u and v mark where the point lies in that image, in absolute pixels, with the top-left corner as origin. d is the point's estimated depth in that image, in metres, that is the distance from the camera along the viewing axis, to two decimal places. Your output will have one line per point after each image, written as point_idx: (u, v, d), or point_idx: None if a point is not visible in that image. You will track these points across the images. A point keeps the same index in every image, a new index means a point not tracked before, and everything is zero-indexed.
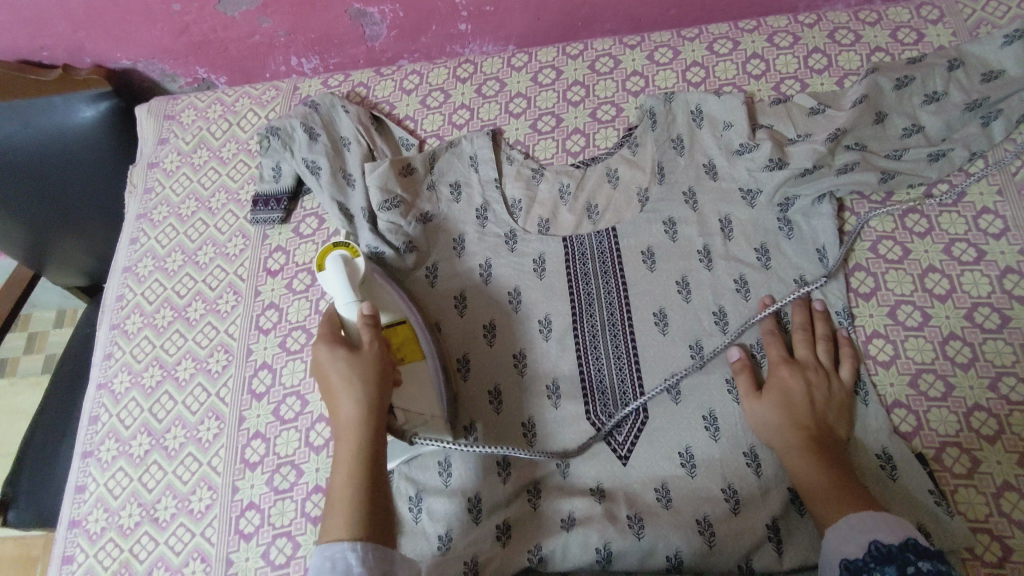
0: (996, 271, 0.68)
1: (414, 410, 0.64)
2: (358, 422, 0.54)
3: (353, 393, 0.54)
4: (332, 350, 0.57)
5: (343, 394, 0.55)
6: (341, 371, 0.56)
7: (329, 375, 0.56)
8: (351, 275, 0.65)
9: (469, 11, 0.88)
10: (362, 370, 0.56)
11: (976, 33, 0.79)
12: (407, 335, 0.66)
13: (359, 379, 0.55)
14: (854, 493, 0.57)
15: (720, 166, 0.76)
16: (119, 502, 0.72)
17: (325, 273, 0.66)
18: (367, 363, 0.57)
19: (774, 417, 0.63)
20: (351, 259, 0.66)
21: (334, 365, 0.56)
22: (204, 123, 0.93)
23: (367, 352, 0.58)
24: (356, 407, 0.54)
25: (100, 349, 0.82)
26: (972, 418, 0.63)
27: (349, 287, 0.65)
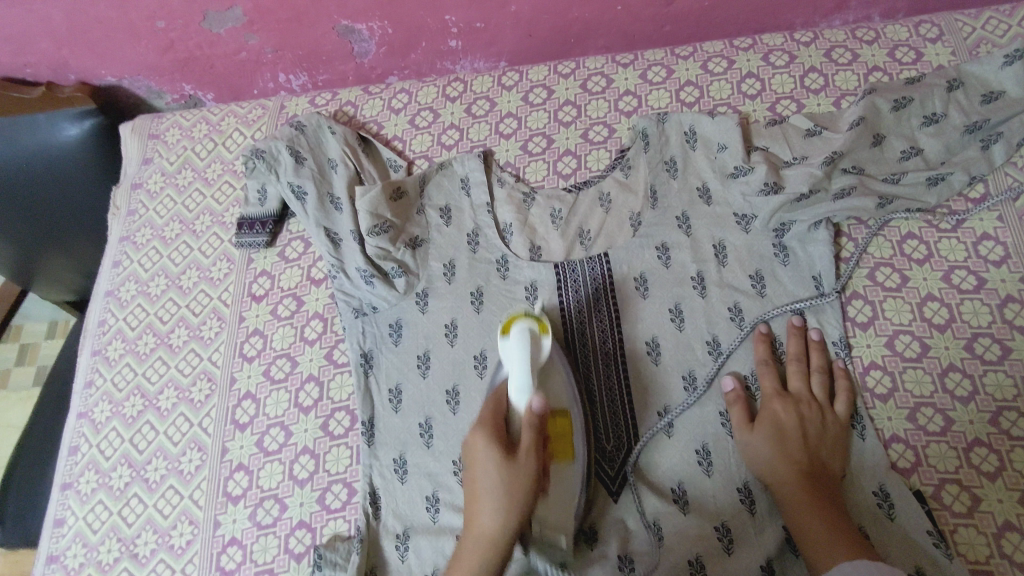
0: (997, 300, 0.67)
1: (552, 520, 0.58)
2: (491, 549, 0.49)
3: (495, 511, 0.50)
4: (488, 448, 0.52)
5: (483, 512, 0.50)
6: (490, 480, 0.51)
7: (477, 480, 0.51)
8: (532, 355, 0.58)
9: (459, 28, 0.86)
10: (511, 485, 0.50)
11: (976, 52, 0.77)
12: (564, 430, 0.60)
13: (504, 494, 0.50)
14: (843, 534, 0.55)
15: (714, 190, 0.74)
16: (99, 537, 0.70)
17: (508, 342, 0.60)
18: (519, 483, 0.50)
19: (767, 450, 0.61)
20: (538, 333, 0.60)
21: (486, 467, 0.51)
22: (188, 143, 0.92)
23: (524, 471, 0.51)
24: (497, 533, 0.49)
25: (80, 378, 0.80)
26: (973, 454, 0.61)
27: (528, 375, 0.57)
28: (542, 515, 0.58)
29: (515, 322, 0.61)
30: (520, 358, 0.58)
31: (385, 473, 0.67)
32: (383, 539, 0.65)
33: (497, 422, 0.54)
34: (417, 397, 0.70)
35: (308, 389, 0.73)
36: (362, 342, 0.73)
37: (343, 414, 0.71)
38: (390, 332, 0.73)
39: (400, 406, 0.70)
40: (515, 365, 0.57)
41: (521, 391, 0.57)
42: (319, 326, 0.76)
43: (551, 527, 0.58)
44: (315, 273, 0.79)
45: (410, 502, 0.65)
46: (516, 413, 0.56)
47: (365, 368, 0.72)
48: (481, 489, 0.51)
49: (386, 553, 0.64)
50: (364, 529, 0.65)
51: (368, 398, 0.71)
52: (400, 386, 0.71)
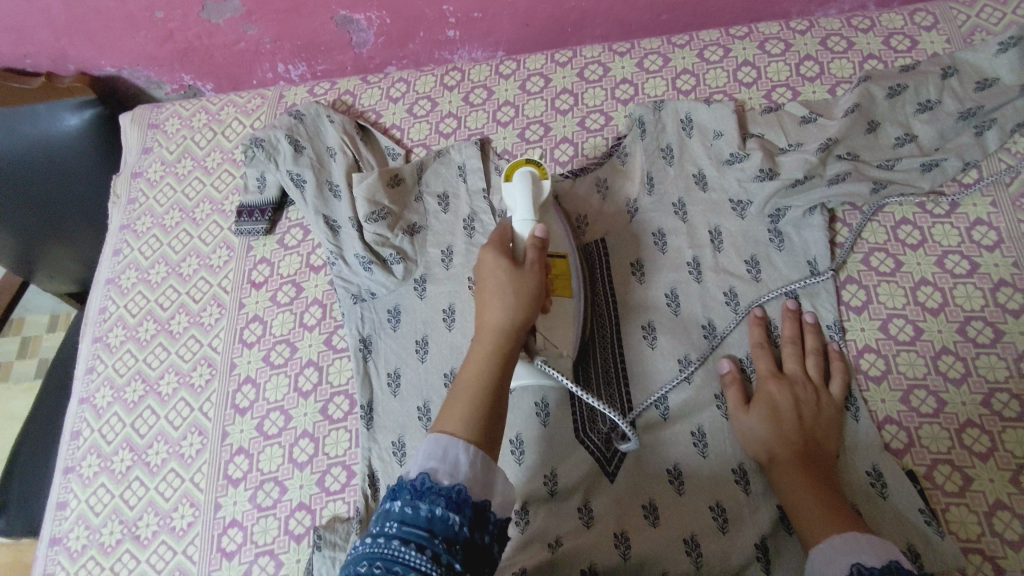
0: (990, 284, 0.67)
1: (553, 338, 0.66)
2: (501, 333, 0.54)
3: (506, 304, 0.55)
4: (496, 258, 0.58)
5: (491, 307, 0.55)
6: (499, 281, 0.56)
7: (486, 281, 0.57)
8: (534, 194, 0.66)
9: (456, 18, 0.87)
10: (519, 284, 0.56)
11: (970, 40, 0.77)
12: (562, 270, 0.68)
13: (514, 291, 0.55)
14: (838, 512, 0.55)
15: (710, 177, 0.75)
16: (101, 519, 0.71)
17: (512, 186, 0.68)
18: (525, 285, 0.56)
19: (762, 430, 0.62)
20: (539, 176, 0.68)
21: (495, 274, 0.57)
22: (188, 132, 0.92)
23: (528, 278, 0.57)
24: (507, 321, 0.54)
25: (82, 364, 0.81)
26: (965, 435, 0.62)
27: (530, 208, 0.65)
28: (546, 333, 0.65)
29: (517, 167, 0.69)
30: (524, 196, 0.66)
31: (384, 456, 0.68)
32: None
33: (503, 239, 0.61)
34: (416, 381, 0.70)
35: (307, 374, 0.74)
36: (361, 328, 0.74)
37: (343, 398, 0.72)
38: (388, 317, 0.74)
39: (399, 390, 0.71)
40: (519, 202, 0.65)
41: (524, 219, 0.64)
42: (318, 312, 0.77)
43: (551, 341, 0.65)
44: (314, 259, 0.80)
45: None
46: (519, 239, 0.63)
47: (364, 353, 0.73)
48: (492, 287, 0.56)
49: None
50: (363, 510, 0.65)
51: (366, 382, 0.71)
52: (399, 370, 0.71)
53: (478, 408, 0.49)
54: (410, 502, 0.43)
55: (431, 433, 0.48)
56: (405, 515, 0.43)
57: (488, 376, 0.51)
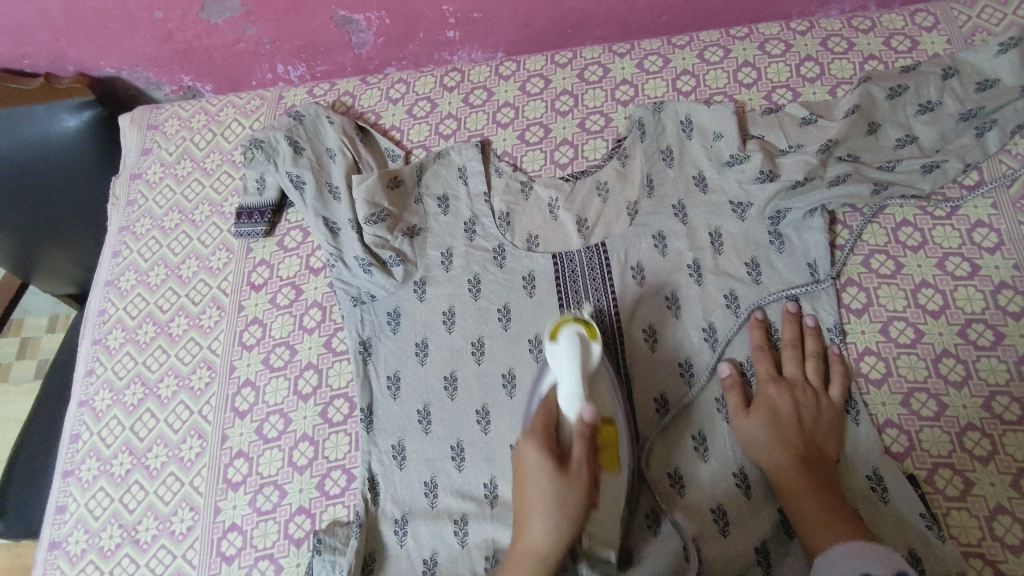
0: (990, 286, 0.67)
1: (598, 532, 0.57)
2: (538, 563, 0.49)
3: (546, 525, 0.49)
4: (539, 465, 0.51)
5: (536, 527, 0.50)
6: (543, 503, 0.50)
7: (528, 496, 0.51)
8: (583, 364, 0.56)
9: (456, 18, 0.86)
10: (562, 503, 0.49)
11: (971, 40, 0.77)
12: (610, 438, 0.58)
13: (556, 514, 0.49)
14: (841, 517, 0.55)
15: (710, 179, 0.75)
16: (100, 523, 0.71)
17: (557, 349, 0.57)
18: (569, 506, 0.49)
19: (763, 436, 0.62)
20: (586, 341, 0.57)
21: (537, 490, 0.50)
22: (187, 133, 0.92)
23: (575, 486, 0.50)
24: (546, 545, 0.49)
25: (81, 366, 0.81)
26: (965, 438, 0.62)
27: (578, 382, 0.55)
28: (592, 530, 0.56)
29: (564, 326, 0.58)
30: (570, 365, 0.55)
31: (384, 459, 0.68)
32: (382, 524, 0.65)
33: (548, 428, 0.53)
34: (416, 384, 0.70)
35: (307, 377, 0.74)
36: (360, 331, 0.74)
37: (342, 401, 0.72)
38: (388, 319, 0.74)
39: (399, 393, 0.70)
40: (565, 375, 0.55)
41: (570, 404, 0.55)
42: (318, 314, 0.77)
43: (598, 536, 0.57)
44: (314, 261, 0.80)
45: (409, 487, 0.66)
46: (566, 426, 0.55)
47: (364, 355, 0.73)
48: (531, 506, 0.50)
49: (385, 538, 0.65)
50: (363, 514, 0.65)
51: (366, 385, 0.71)
52: (399, 373, 0.71)
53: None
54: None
55: None
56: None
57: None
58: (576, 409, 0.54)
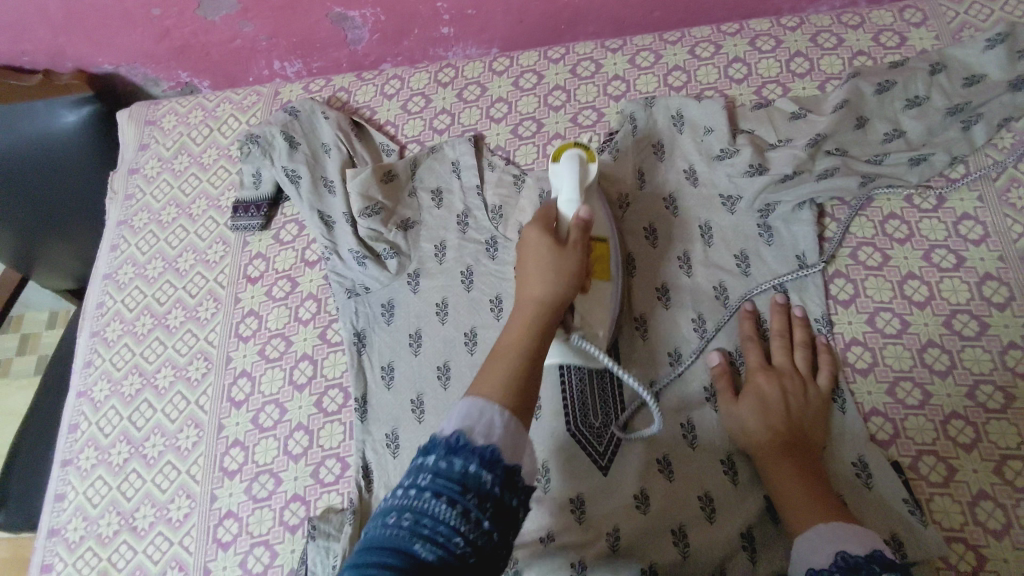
0: (975, 278, 0.68)
1: (589, 316, 0.63)
2: (543, 309, 0.52)
3: (548, 282, 0.53)
4: (540, 240, 0.56)
5: (537, 282, 0.53)
6: (542, 261, 0.55)
7: (529, 263, 0.55)
8: (583, 176, 0.63)
9: (450, 15, 0.87)
10: (561, 266, 0.54)
11: (959, 36, 0.78)
12: (601, 253, 0.65)
13: (556, 273, 0.54)
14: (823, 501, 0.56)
15: (700, 172, 0.76)
16: (98, 511, 0.72)
17: (559, 167, 0.64)
18: (566, 265, 0.55)
19: (750, 422, 0.63)
20: (585, 161, 0.65)
21: (538, 251, 0.55)
22: (185, 129, 0.93)
23: (570, 258, 0.55)
24: (547, 298, 0.53)
25: (80, 358, 0.82)
26: (949, 426, 0.63)
27: (577, 188, 0.62)
28: (583, 308, 0.63)
29: (565, 149, 0.66)
30: (570, 175, 0.63)
31: (378, 448, 0.69)
32: (375, 512, 0.66)
33: (548, 219, 0.59)
34: (410, 373, 0.71)
35: (302, 367, 0.75)
36: (355, 322, 0.75)
37: (337, 391, 0.73)
38: (382, 311, 0.75)
39: (393, 383, 0.72)
40: (566, 180, 0.63)
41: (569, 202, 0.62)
42: (313, 306, 0.78)
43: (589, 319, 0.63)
44: (309, 255, 0.81)
45: (402, 474, 0.67)
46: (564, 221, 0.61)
47: (359, 346, 0.74)
48: (534, 259, 0.55)
49: None
50: (357, 501, 0.66)
51: (360, 375, 0.72)
52: (393, 363, 0.72)
53: (509, 387, 0.46)
54: (444, 458, 0.41)
55: (465, 398, 0.44)
56: (438, 470, 0.41)
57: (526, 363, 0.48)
58: (575, 208, 0.61)
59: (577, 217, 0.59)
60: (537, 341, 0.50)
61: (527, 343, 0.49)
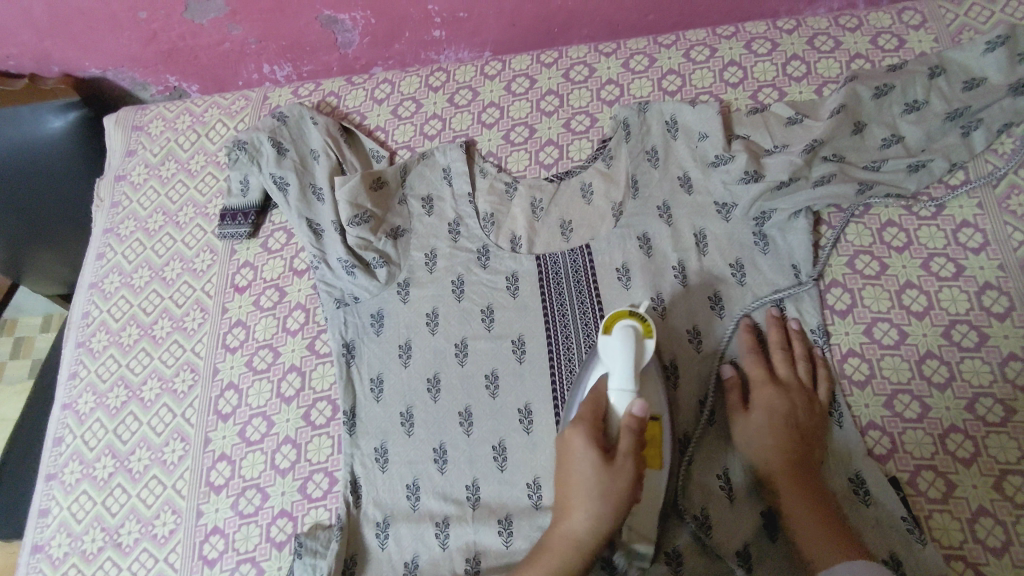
0: (975, 287, 0.67)
1: (640, 524, 0.59)
2: (578, 545, 0.52)
3: (588, 511, 0.52)
4: (586, 446, 0.53)
5: (576, 507, 0.53)
6: (583, 481, 0.53)
7: (570, 477, 0.54)
8: (638, 359, 0.56)
9: (442, 18, 0.86)
10: (607, 492, 0.52)
11: (958, 39, 0.77)
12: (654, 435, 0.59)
13: (599, 500, 0.52)
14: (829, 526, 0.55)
15: (695, 179, 0.74)
16: (83, 526, 0.71)
17: (610, 343, 0.57)
18: (613, 492, 0.52)
19: (757, 438, 0.62)
20: (639, 340, 0.57)
21: (579, 466, 0.53)
22: (172, 134, 0.92)
23: (616, 479, 0.52)
24: (586, 532, 0.52)
25: (65, 369, 0.81)
26: (949, 440, 0.61)
27: (630, 375, 0.55)
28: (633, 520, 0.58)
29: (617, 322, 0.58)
30: (622, 365, 0.55)
31: (366, 462, 0.68)
32: (364, 528, 0.65)
33: (597, 419, 0.55)
34: (400, 386, 0.70)
35: (290, 379, 0.73)
36: (344, 333, 0.73)
37: (325, 404, 0.72)
38: (372, 322, 0.74)
39: (382, 395, 0.70)
40: (617, 366, 0.56)
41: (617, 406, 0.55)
42: (301, 316, 0.76)
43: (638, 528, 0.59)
44: (298, 264, 0.79)
45: (392, 489, 0.66)
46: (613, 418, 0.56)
47: (347, 358, 0.72)
48: (575, 482, 0.53)
49: (366, 541, 0.65)
50: (344, 517, 0.65)
51: (349, 387, 0.71)
52: (382, 375, 0.71)
53: None
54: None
55: None
56: None
57: None
58: (625, 401, 0.55)
59: (628, 412, 0.54)
60: None
61: None
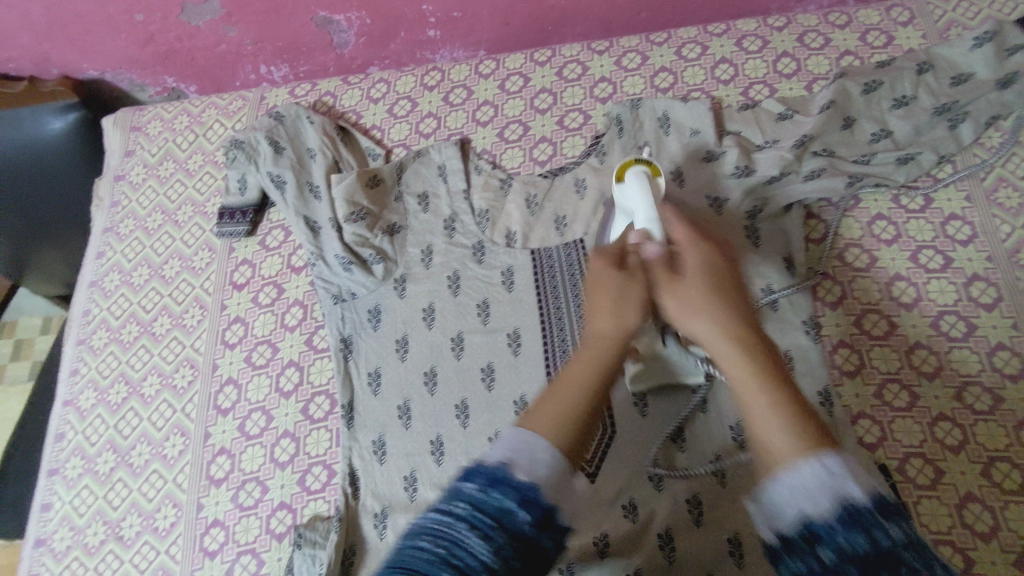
0: (963, 278, 0.68)
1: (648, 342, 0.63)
2: (612, 343, 0.46)
3: (615, 313, 0.46)
4: (601, 266, 0.49)
5: (601, 312, 0.47)
6: (606, 285, 0.47)
7: (594, 289, 0.48)
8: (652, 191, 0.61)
9: (436, 18, 0.87)
10: (630, 294, 0.47)
11: (946, 35, 0.78)
12: None
13: (625, 300, 0.47)
14: (780, 377, 0.42)
15: (686, 174, 0.74)
16: (85, 521, 0.72)
17: (625, 187, 0.63)
18: (633, 295, 0.47)
19: (710, 329, 0.45)
20: (650, 177, 0.62)
21: (600, 284, 0.48)
22: (170, 134, 0.93)
23: (636, 283, 0.47)
24: (619, 330, 0.46)
25: (66, 366, 0.81)
26: (937, 429, 0.62)
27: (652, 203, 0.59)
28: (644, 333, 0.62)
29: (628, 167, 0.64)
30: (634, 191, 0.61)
31: (365, 454, 0.69)
32: (362, 519, 0.66)
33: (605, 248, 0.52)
34: (397, 380, 0.71)
35: (288, 374, 0.74)
36: (341, 328, 0.74)
37: (323, 398, 0.73)
38: (369, 317, 0.75)
39: (380, 389, 0.71)
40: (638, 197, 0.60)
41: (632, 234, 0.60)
42: (299, 312, 0.77)
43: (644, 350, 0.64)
44: (295, 260, 0.80)
45: (389, 481, 0.67)
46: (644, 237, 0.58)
47: (345, 352, 0.73)
48: (594, 287, 0.48)
49: (365, 532, 0.65)
50: (343, 508, 0.66)
51: (347, 381, 0.72)
52: (379, 369, 0.72)
53: (574, 424, 0.42)
54: (484, 489, 0.39)
55: (514, 427, 0.42)
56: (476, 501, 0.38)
57: (582, 412, 0.42)
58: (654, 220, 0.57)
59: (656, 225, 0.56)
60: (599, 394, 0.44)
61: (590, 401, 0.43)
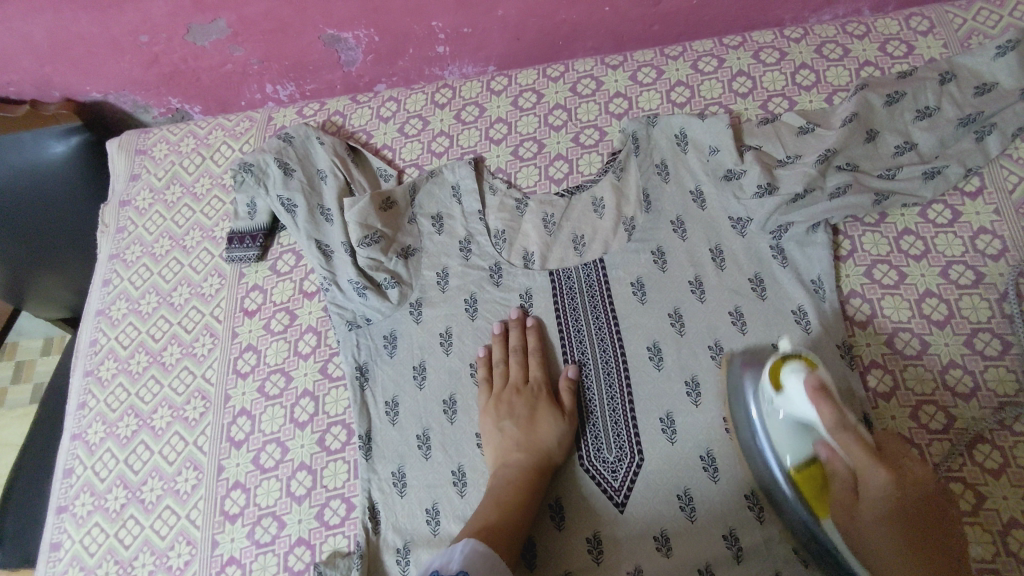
0: (995, 294, 0.66)
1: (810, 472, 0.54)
2: (506, 452, 0.63)
3: (502, 417, 0.66)
4: (491, 377, 0.69)
5: (490, 420, 0.66)
6: (491, 395, 0.68)
7: (487, 396, 0.68)
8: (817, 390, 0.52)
9: (446, 34, 0.85)
10: (509, 402, 0.66)
11: (967, 44, 0.76)
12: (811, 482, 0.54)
13: (504, 405, 0.66)
14: (966, 574, 0.48)
15: (708, 194, 0.72)
16: (96, 560, 0.70)
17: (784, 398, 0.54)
18: (506, 401, 0.67)
19: (888, 531, 0.48)
20: (815, 373, 0.53)
21: (489, 395, 0.68)
22: (177, 157, 0.91)
23: (509, 392, 0.67)
24: (507, 433, 0.64)
25: (74, 398, 0.79)
26: (975, 451, 0.60)
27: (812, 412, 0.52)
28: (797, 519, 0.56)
29: (785, 366, 0.55)
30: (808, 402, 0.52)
31: (384, 487, 0.66)
32: (384, 554, 0.64)
33: (500, 354, 0.70)
34: (415, 409, 0.69)
35: (304, 405, 0.72)
36: (357, 355, 0.72)
37: (340, 428, 0.71)
38: (385, 343, 0.73)
39: (397, 418, 0.69)
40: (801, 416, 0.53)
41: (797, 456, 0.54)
42: (313, 339, 0.75)
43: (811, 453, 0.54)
44: (308, 285, 0.78)
45: (411, 515, 0.65)
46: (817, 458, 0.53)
47: (361, 381, 0.71)
48: (490, 389, 0.68)
49: (387, 569, 0.63)
50: (364, 544, 0.64)
51: (364, 411, 0.70)
52: (397, 398, 0.70)
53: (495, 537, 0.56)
54: None
55: (457, 546, 0.51)
56: None
57: (500, 522, 0.57)
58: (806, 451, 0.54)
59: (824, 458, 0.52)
60: (505, 513, 0.58)
61: (495, 527, 0.57)
